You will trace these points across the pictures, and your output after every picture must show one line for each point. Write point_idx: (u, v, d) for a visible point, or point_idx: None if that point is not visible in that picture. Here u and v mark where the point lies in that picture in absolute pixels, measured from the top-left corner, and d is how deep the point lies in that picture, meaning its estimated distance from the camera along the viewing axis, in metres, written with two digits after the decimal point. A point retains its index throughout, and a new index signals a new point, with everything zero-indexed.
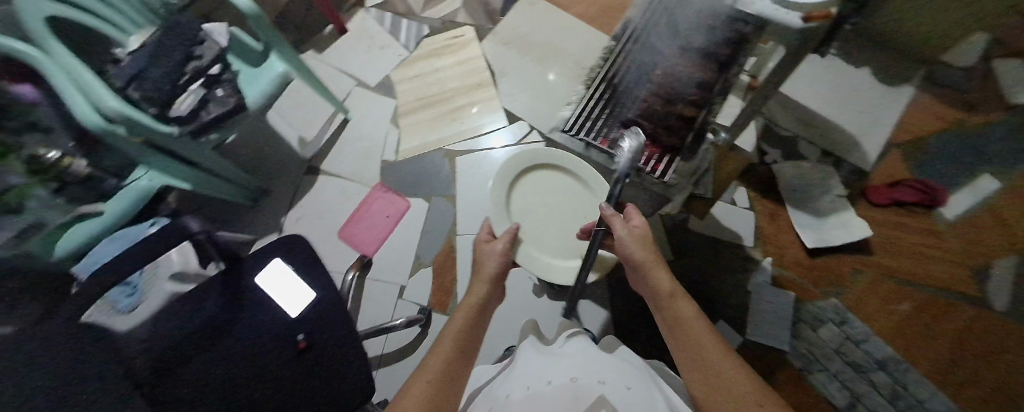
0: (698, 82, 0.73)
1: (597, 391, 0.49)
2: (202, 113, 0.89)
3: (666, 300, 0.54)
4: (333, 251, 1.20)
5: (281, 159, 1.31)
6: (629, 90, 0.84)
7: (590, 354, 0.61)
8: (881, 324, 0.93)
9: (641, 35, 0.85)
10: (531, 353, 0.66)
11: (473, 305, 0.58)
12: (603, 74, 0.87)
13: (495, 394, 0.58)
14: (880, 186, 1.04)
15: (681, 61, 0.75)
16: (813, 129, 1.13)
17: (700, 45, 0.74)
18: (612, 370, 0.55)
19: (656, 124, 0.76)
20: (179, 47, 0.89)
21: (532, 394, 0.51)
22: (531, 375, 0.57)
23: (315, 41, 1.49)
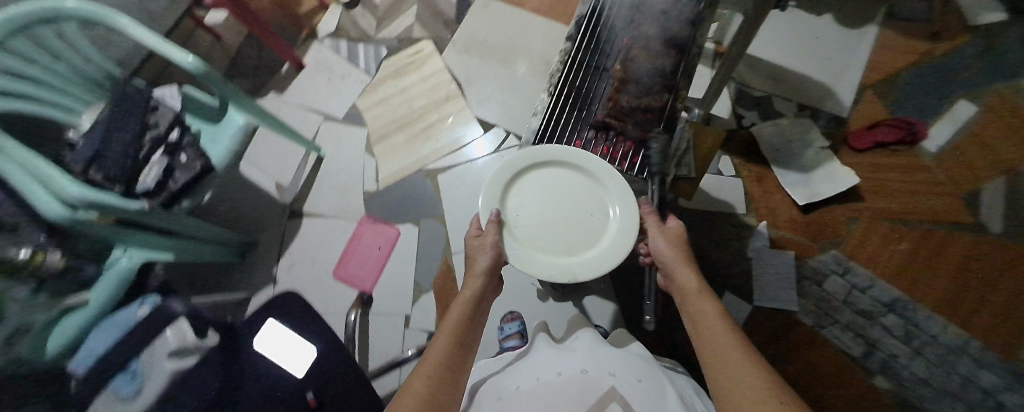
0: (661, 72, 0.75)
1: (608, 384, 0.48)
2: (169, 182, 0.86)
3: (691, 297, 0.51)
4: (332, 293, 1.19)
5: (261, 209, 1.28)
6: (592, 89, 0.81)
7: (599, 346, 0.60)
8: (883, 268, 0.93)
9: (597, 31, 0.82)
10: (541, 348, 0.65)
11: (469, 299, 0.57)
12: (566, 74, 0.80)
13: (502, 384, 0.57)
14: (861, 130, 1.04)
15: (642, 53, 0.76)
16: (786, 84, 1.12)
17: (657, 36, 0.76)
18: (622, 362, 0.54)
19: (626, 119, 0.75)
20: (130, 117, 0.83)
21: (542, 386, 0.51)
22: (542, 368, 0.56)
23: (273, 81, 1.44)
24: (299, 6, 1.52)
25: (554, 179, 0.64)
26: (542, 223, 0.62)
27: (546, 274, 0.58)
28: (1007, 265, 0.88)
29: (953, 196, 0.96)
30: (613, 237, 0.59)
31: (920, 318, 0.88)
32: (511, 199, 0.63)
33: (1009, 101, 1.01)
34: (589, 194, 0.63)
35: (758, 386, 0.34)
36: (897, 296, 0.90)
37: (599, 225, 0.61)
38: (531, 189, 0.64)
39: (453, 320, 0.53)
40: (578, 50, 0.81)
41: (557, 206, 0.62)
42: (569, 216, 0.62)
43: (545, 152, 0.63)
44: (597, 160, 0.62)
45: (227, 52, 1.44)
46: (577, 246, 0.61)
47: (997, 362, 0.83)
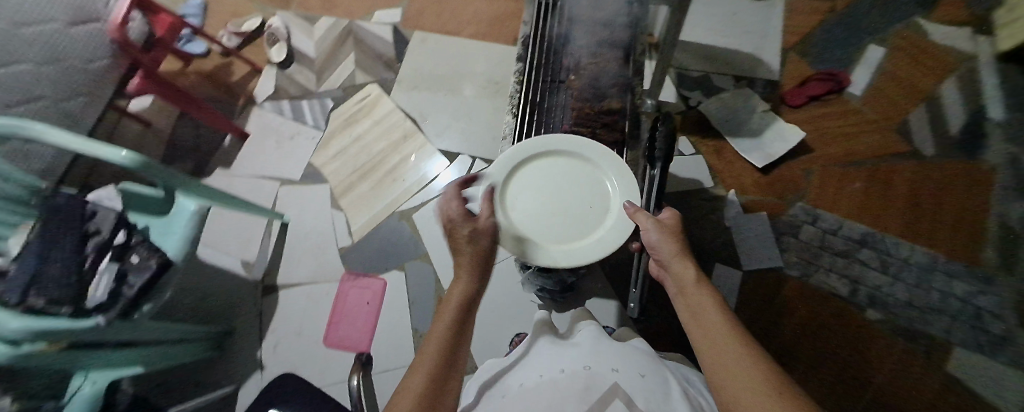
0: (615, 74, 0.79)
1: (610, 382, 0.39)
2: (122, 288, 0.77)
3: (688, 287, 0.46)
4: (326, 362, 1.11)
5: (230, 293, 1.19)
6: (553, 102, 0.82)
7: (604, 342, 0.52)
8: (847, 208, 0.99)
9: (544, 48, 0.84)
10: (542, 347, 0.56)
11: (462, 293, 0.46)
12: (525, 94, 0.81)
13: (501, 388, 0.50)
14: (794, 88, 1.13)
15: (591, 61, 0.80)
16: (719, 60, 1.20)
17: (601, 45, 0.82)
18: (627, 357, 0.46)
19: (593, 125, 0.76)
20: (69, 231, 0.77)
21: (537, 386, 0.42)
22: (541, 365, 0.48)
23: (217, 156, 1.37)
24: (230, 75, 1.46)
25: (559, 169, 0.67)
26: (543, 207, 0.65)
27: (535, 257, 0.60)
28: (946, 181, 0.98)
29: (886, 130, 1.05)
30: (606, 232, 0.62)
31: (891, 246, 0.94)
32: (517, 180, 0.66)
33: (906, 39, 1.13)
34: (593, 189, 0.66)
35: (768, 396, 0.29)
36: (866, 231, 0.97)
37: (595, 219, 0.64)
38: (535, 172, 0.67)
39: (444, 320, 0.43)
40: (530, 69, 0.82)
41: (558, 194, 0.66)
42: (570, 205, 0.65)
43: (559, 142, 0.67)
44: (607, 154, 0.66)
45: (160, 136, 1.35)
46: (571, 234, 0.63)
47: (964, 270, 0.90)
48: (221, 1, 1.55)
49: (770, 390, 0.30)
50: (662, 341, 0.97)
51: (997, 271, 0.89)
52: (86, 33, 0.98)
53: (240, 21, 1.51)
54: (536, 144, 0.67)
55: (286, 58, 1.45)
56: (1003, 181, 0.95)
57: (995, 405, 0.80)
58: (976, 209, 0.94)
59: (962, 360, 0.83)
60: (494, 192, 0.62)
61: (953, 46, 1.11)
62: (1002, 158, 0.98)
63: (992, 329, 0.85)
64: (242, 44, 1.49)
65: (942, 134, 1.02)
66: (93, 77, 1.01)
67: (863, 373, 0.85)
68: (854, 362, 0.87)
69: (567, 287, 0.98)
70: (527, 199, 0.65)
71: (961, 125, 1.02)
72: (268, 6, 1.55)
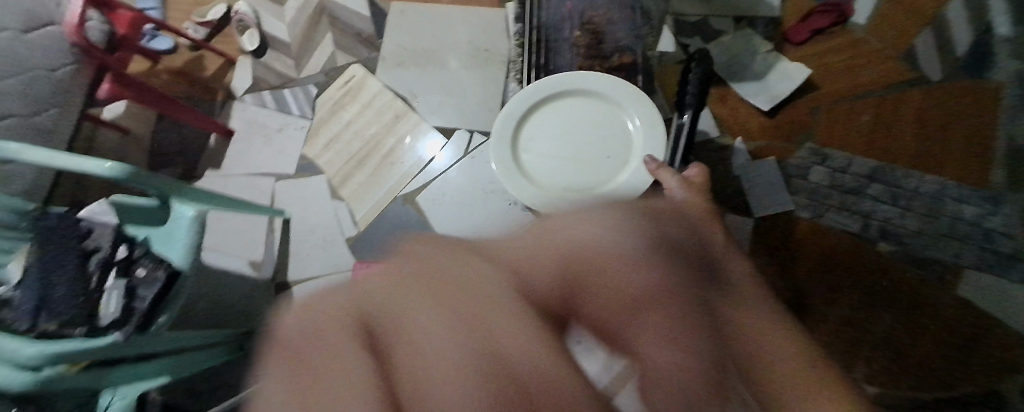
0: (621, 25, 0.74)
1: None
2: (134, 302, 0.76)
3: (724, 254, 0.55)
4: None
5: (244, 293, 1.19)
6: (557, 64, 0.76)
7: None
8: (855, 144, 0.98)
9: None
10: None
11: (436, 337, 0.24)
12: (528, 57, 0.77)
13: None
14: (797, 24, 1.08)
15: (595, 12, 0.74)
16: (717, 2, 1.13)
17: None
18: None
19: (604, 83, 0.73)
20: (67, 251, 0.74)
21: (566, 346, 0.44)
22: None
23: (205, 159, 1.32)
24: (202, 70, 1.37)
25: (588, 111, 0.73)
26: (571, 145, 0.72)
27: (554, 192, 0.70)
28: (955, 105, 0.96)
29: (892, 59, 1.02)
30: (621, 183, 0.69)
31: (900, 178, 0.94)
32: (551, 118, 0.73)
33: None
34: (608, 134, 0.72)
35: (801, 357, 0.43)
36: (875, 165, 0.96)
37: (613, 166, 0.71)
38: (567, 112, 0.73)
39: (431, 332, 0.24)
40: (533, 27, 0.76)
41: (584, 135, 0.72)
42: (581, 152, 0.72)
43: (598, 82, 0.71)
44: (642, 103, 0.69)
45: (142, 145, 1.29)
46: (591, 175, 0.71)
47: (974, 193, 0.90)
48: None
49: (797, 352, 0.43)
50: None
51: (1005, 190, 0.89)
52: (43, 40, 0.87)
53: (202, 10, 1.40)
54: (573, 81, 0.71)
55: (260, 46, 1.36)
56: (1012, 99, 0.94)
57: (1000, 318, 0.83)
58: (986, 130, 0.93)
59: (971, 280, 0.86)
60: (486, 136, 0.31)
61: None
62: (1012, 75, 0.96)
63: (1001, 248, 0.87)
64: (209, 35, 1.39)
65: (950, 57, 0.99)
66: (63, 86, 0.91)
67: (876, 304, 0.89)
68: (867, 294, 0.89)
69: None
70: (557, 139, 0.73)
71: (971, 45, 0.99)
72: None
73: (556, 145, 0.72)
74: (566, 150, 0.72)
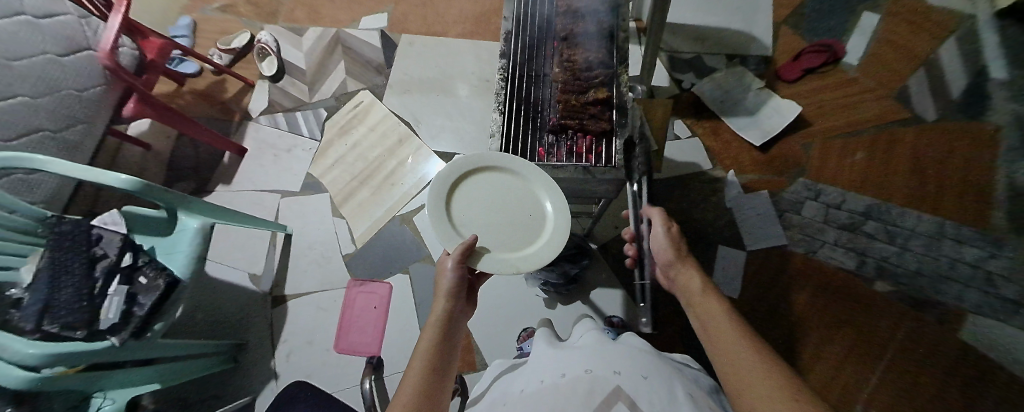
0: (599, 62, 0.76)
1: (613, 383, 0.37)
2: (133, 310, 0.77)
3: (697, 300, 0.44)
4: (338, 368, 1.11)
5: (239, 306, 1.21)
6: (538, 97, 0.78)
7: (606, 344, 0.50)
8: (848, 180, 0.98)
9: (528, 43, 0.81)
10: (548, 352, 0.53)
11: (438, 319, 0.44)
12: (511, 89, 0.76)
13: (503, 394, 0.49)
14: (789, 62, 1.11)
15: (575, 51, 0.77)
16: (709, 40, 1.18)
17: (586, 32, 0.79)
18: (626, 360, 0.43)
19: (580, 114, 0.71)
20: (78, 256, 0.79)
21: (540, 393, 0.40)
22: (545, 370, 0.47)
23: (217, 175, 1.38)
24: (223, 92, 1.47)
25: (493, 185, 0.61)
26: (483, 228, 0.57)
27: (485, 267, 0.53)
28: (953, 143, 0.96)
29: (884, 98, 1.03)
30: (551, 236, 0.57)
31: (897, 216, 0.93)
32: (452, 214, 0.58)
33: (899, 4, 1.12)
34: (526, 202, 0.60)
35: (786, 402, 0.27)
36: (870, 202, 0.95)
37: (536, 225, 0.59)
38: (466, 199, 0.59)
39: (437, 313, 0.46)
40: (516, 64, 0.79)
41: (495, 213, 0.59)
42: (507, 219, 0.58)
43: (477, 161, 0.61)
44: (529, 165, 0.61)
45: (160, 160, 1.37)
46: (517, 241, 0.57)
47: (974, 234, 0.88)
48: (210, 21, 1.57)
49: (785, 397, 0.28)
50: (669, 325, 0.96)
51: (1006, 233, 0.87)
52: (77, 62, 0.95)
53: (228, 38, 1.52)
54: (450, 174, 0.59)
55: (277, 72, 1.46)
56: (1008, 141, 0.93)
57: (1012, 368, 0.78)
58: (983, 171, 0.92)
59: (974, 326, 0.82)
60: (474, 240, 0.53)
61: (949, 8, 1.09)
62: (1006, 117, 0.96)
63: (1004, 293, 0.83)
64: (232, 60, 1.50)
65: (943, 97, 1.00)
66: (92, 104, 0.99)
67: (877, 344, 0.84)
68: (868, 335, 0.85)
69: (571, 279, 0.99)
70: (470, 222, 0.58)
71: (963, 87, 1.00)
72: (256, 21, 1.56)
73: (479, 216, 0.58)
74: (489, 219, 0.58)
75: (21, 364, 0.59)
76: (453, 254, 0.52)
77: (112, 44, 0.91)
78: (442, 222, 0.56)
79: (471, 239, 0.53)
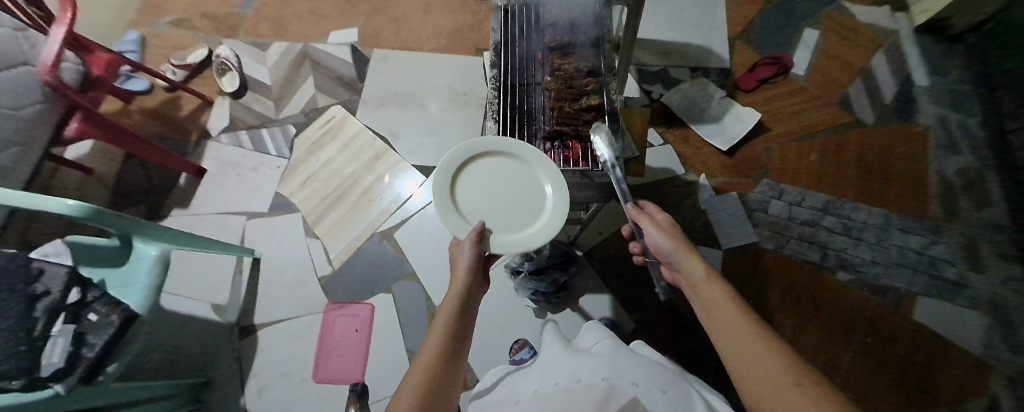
0: (587, 71, 0.78)
1: (629, 396, 0.39)
2: (82, 352, 0.69)
3: (699, 286, 0.46)
4: (318, 400, 1.04)
5: (202, 340, 1.10)
6: (530, 105, 0.78)
7: (617, 352, 0.51)
8: (807, 179, 1.06)
9: (517, 52, 0.82)
10: (560, 353, 0.54)
11: (455, 299, 0.47)
12: (503, 98, 0.77)
13: (513, 395, 0.49)
14: (746, 73, 1.21)
15: (564, 61, 0.80)
16: (673, 54, 1.26)
17: (572, 42, 0.81)
18: (644, 372, 0.44)
19: (575, 121, 0.73)
20: (13, 293, 0.68)
21: (554, 395, 0.41)
22: (556, 372, 0.47)
23: (173, 199, 1.28)
24: (178, 110, 1.38)
25: (491, 169, 0.60)
26: (486, 214, 0.58)
27: (496, 249, 0.55)
28: (891, 143, 1.07)
29: (829, 105, 1.14)
30: (552, 213, 0.57)
31: (850, 211, 1.02)
32: (457, 203, 0.58)
33: (833, 21, 1.25)
34: (525, 182, 0.60)
35: (796, 385, 0.29)
36: (827, 199, 1.04)
37: (537, 203, 0.59)
38: (468, 186, 0.59)
39: (453, 296, 0.47)
40: (506, 73, 0.80)
41: (496, 198, 0.59)
42: (509, 201, 0.58)
43: (474, 147, 0.59)
44: (528, 149, 0.59)
45: (105, 185, 1.25)
46: (522, 222, 0.58)
47: (915, 223, 0.98)
48: (162, 36, 1.48)
49: (784, 380, 0.30)
50: (657, 325, 0.99)
51: (941, 221, 0.98)
52: (13, 77, 0.85)
53: (183, 54, 1.43)
54: (450, 164, 0.58)
55: (238, 88, 1.39)
56: (933, 139, 1.06)
57: (958, 342, 0.87)
58: (918, 167, 1.04)
59: (923, 305, 0.91)
60: (482, 227, 0.54)
61: (875, 24, 1.24)
62: (930, 119, 1.09)
63: (945, 275, 0.93)
64: (188, 77, 1.42)
65: (878, 102, 1.12)
66: (27, 126, 0.88)
67: (843, 328, 0.91)
68: (837, 323, 0.92)
69: (560, 287, 0.99)
70: (475, 209, 0.58)
71: (893, 93, 1.13)
72: (214, 36, 1.49)
73: (481, 201, 0.58)
74: (491, 203, 0.58)
75: None
76: (465, 241, 0.53)
77: (54, 59, 0.83)
78: (449, 212, 0.56)
79: (481, 227, 0.54)
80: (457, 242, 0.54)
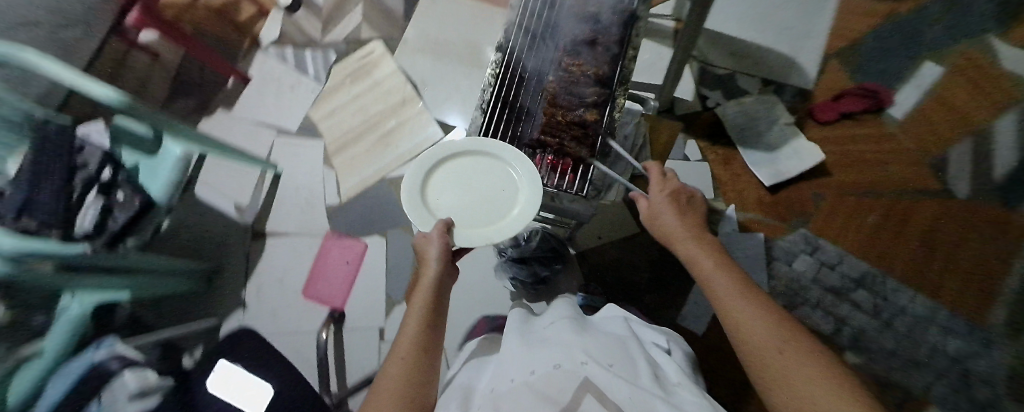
0: (595, 80, 0.68)
1: (580, 375, 0.36)
2: (109, 221, 0.81)
3: (691, 257, 0.48)
4: (302, 314, 1.14)
5: (221, 233, 1.23)
6: (524, 103, 0.71)
7: (573, 328, 0.47)
8: (852, 243, 0.92)
9: (527, 39, 0.73)
10: (515, 341, 0.50)
11: (428, 290, 0.49)
12: (498, 89, 0.70)
13: (473, 393, 0.44)
14: (827, 101, 1.02)
15: (574, 60, 0.69)
16: (749, 60, 1.09)
17: (591, 40, 0.70)
18: (595, 344, 0.41)
19: (562, 135, 0.65)
20: (56, 160, 0.76)
21: (508, 392, 0.36)
22: (512, 367, 0.42)
23: (219, 98, 1.36)
24: (237, 13, 1.43)
25: (468, 168, 0.57)
26: (455, 211, 0.54)
27: (461, 243, 0.51)
28: (974, 224, 0.88)
29: (918, 163, 0.94)
30: (522, 208, 0.53)
31: (889, 291, 0.87)
32: (427, 199, 0.55)
33: (972, 58, 0.99)
34: (498, 178, 0.56)
35: (787, 343, 0.34)
36: (866, 270, 0.90)
37: (510, 198, 0.55)
38: (442, 182, 0.56)
39: (424, 289, 0.49)
40: (511, 60, 0.71)
41: (469, 193, 0.55)
42: (482, 195, 0.55)
43: (450, 147, 0.56)
44: (505, 146, 0.56)
45: (165, 71, 1.35)
46: (489, 217, 0.54)
47: (964, 327, 0.83)
48: None
49: (773, 333, 0.35)
50: None
51: (1000, 334, 0.81)
52: None
53: None
54: (426, 161, 0.55)
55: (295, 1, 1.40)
56: None
57: None
58: (998, 259, 0.85)
59: None
60: (448, 221, 0.51)
61: None
62: None
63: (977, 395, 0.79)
64: None
65: (983, 176, 0.91)
66: None
67: None
68: None
69: (540, 279, 0.97)
70: (445, 203, 0.55)
71: (1009, 168, 0.90)
72: None
73: (452, 197, 0.55)
74: (463, 199, 0.55)
75: None
76: (432, 234, 0.50)
77: None
78: (417, 205, 0.53)
79: (446, 222, 0.50)
80: (421, 235, 0.51)
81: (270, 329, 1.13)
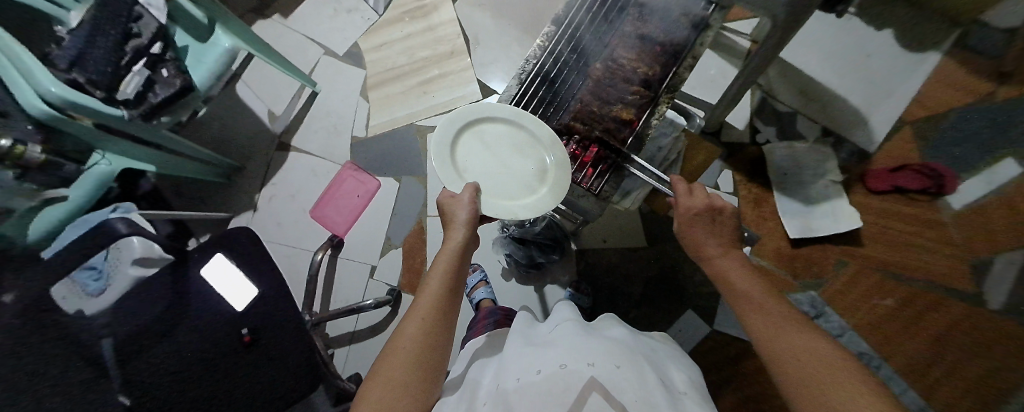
0: (642, 79, 0.66)
1: (585, 375, 0.34)
2: (149, 96, 0.81)
3: (713, 257, 0.47)
4: (306, 231, 1.19)
5: (250, 135, 1.27)
6: (566, 83, 0.68)
7: (578, 329, 0.44)
8: (861, 319, 0.90)
9: (585, 14, 0.68)
10: (519, 339, 0.48)
11: (448, 255, 0.46)
12: (544, 63, 0.68)
13: (479, 388, 0.43)
14: (882, 171, 0.97)
15: (627, 52, 0.66)
16: (817, 103, 1.09)
17: (649, 33, 0.66)
18: (599, 347, 0.38)
19: (594, 127, 0.66)
20: (115, 25, 0.79)
21: (516, 391, 0.35)
22: (518, 362, 0.40)
23: (278, 4, 1.37)
24: None
25: (501, 137, 0.56)
26: (479, 175, 0.54)
27: (487, 210, 0.50)
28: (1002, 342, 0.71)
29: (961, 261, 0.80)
30: (545, 189, 0.53)
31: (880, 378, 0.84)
32: (454, 157, 0.54)
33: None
34: (529, 154, 0.55)
35: (820, 344, 0.34)
36: (863, 349, 0.87)
37: (536, 178, 0.54)
38: (472, 146, 0.55)
39: (438, 270, 0.44)
40: (561, 36, 0.68)
41: (498, 162, 0.55)
42: (509, 167, 0.55)
43: (484, 111, 0.55)
44: (538, 123, 0.54)
45: None
46: (514, 190, 0.54)
47: None
48: None
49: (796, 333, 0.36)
50: None
51: None
52: None
53: None
54: (460, 119, 0.54)
55: None
56: None
57: None
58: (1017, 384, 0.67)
59: None
60: (475, 187, 0.50)
61: None
62: None
63: None
64: None
65: None
66: None
67: None
68: None
69: (535, 264, 0.98)
70: (471, 166, 0.54)
71: None
72: None
73: (480, 161, 0.55)
74: (489, 165, 0.55)
75: (41, 94, 0.61)
76: (461, 197, 0.49)
77: None
78: (445, 162, 0.53)
79: (474, 187, 0.50)
80: (449, 194, 0.50)
81: (274, 236, 1.19)
